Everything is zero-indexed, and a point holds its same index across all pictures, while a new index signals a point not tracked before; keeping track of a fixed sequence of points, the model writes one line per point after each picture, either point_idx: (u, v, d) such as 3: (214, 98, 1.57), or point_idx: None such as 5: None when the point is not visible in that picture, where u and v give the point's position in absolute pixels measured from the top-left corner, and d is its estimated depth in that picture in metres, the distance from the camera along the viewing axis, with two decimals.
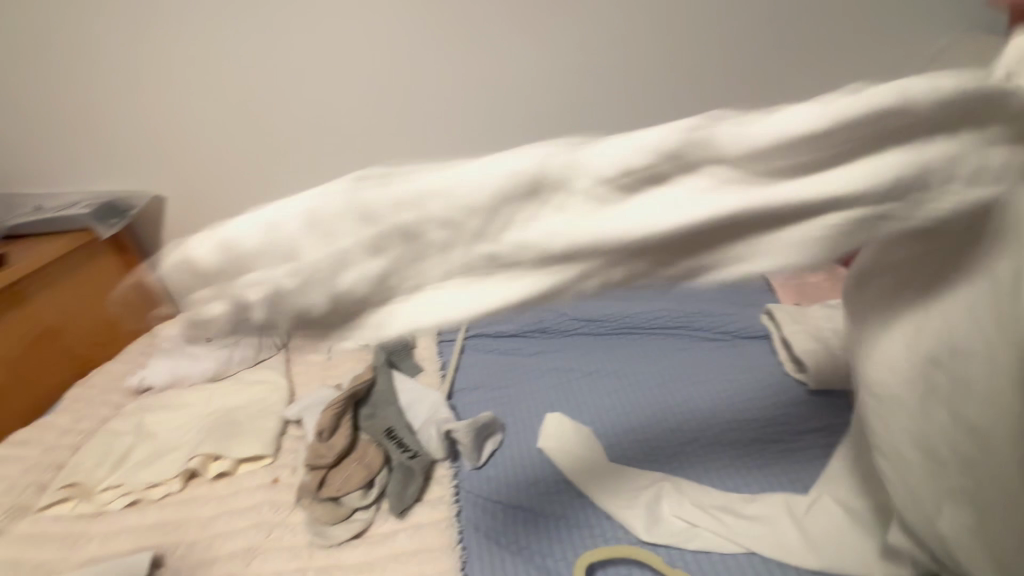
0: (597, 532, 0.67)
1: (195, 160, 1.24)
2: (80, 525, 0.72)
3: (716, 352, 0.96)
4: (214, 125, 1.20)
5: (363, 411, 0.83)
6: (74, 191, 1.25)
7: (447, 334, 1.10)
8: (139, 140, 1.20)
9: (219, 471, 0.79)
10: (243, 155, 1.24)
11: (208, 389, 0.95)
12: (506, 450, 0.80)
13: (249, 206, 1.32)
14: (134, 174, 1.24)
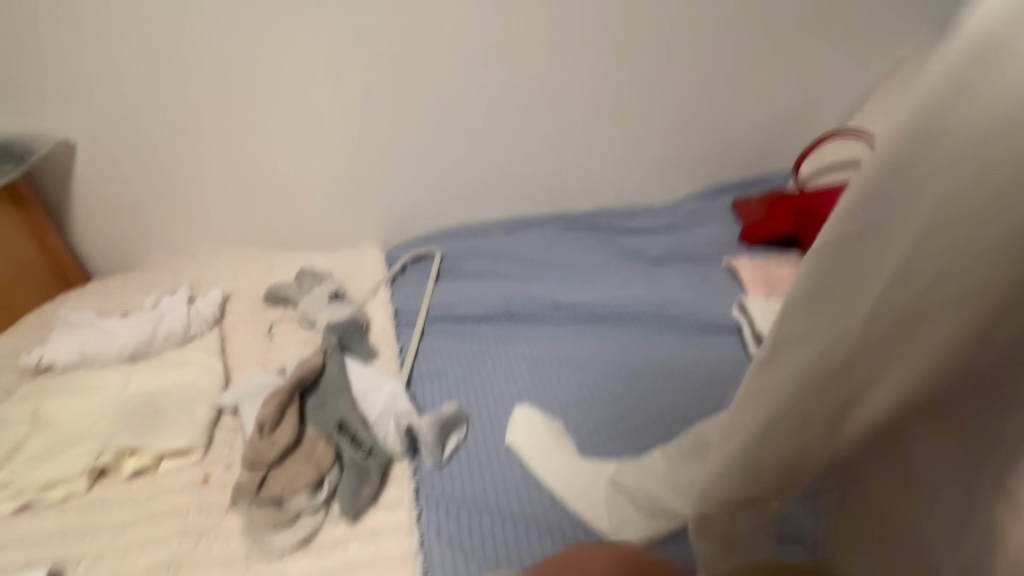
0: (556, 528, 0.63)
1: (121, 105, 1.09)
2: None
3: (688, 342, 0.93)
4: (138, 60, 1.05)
5: (312, 400, 0.74)
6: None
7: (406, 316, 1.02)
8: (51, 77, 1.05)
9: (136, 469, 0.68)
10: (179, 104, 1.11)
11: (124, 370, 0.82)
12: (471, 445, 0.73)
13: (180, 162, 1.17)
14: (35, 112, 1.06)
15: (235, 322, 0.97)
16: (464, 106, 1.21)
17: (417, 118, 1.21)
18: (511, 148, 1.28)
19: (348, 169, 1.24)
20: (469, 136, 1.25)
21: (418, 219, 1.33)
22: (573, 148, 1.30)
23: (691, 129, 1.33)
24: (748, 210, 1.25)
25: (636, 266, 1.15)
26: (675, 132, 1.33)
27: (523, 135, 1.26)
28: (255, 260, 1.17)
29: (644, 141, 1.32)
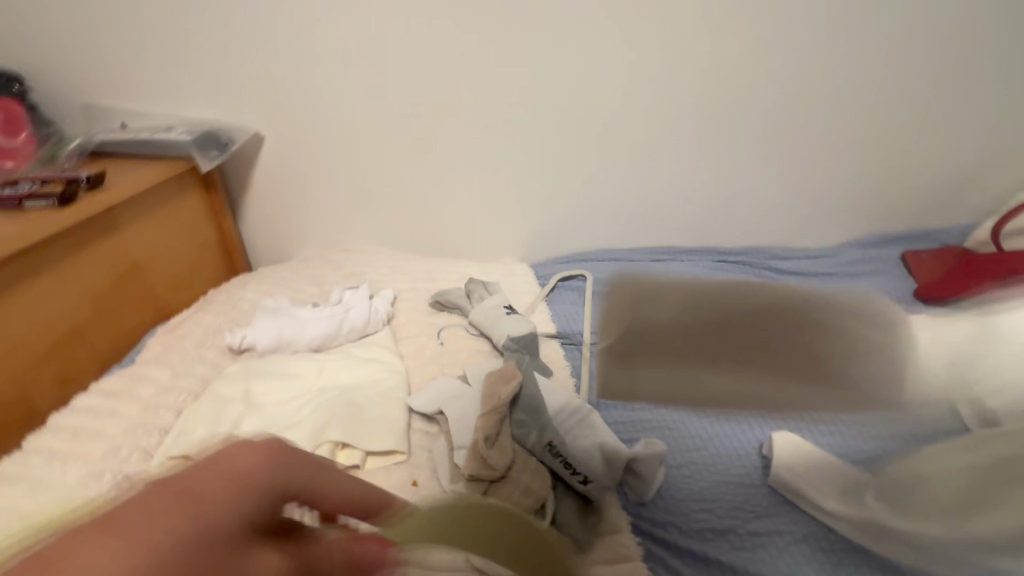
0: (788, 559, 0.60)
1: (309, 104, 1.14)
2: None
3: (886, 401, 0.85)
4: (337, 69, 1.11)
5: (516, 417, 0.71)
6: (170, 115, 1.15)
7: (569, 336, 1.00)
8: (253, 69, 1.10)
9: (348, 464, 0.68)
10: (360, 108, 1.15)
11: (318, 361, 0.84)
12: (679, 487, 0.69)
13: (350, 162, 1.21)
14: (238, 106, 1.13)
15: (406, 323, 0.98)
16: (631, 131, 1.19)
17: (581, 139, 1.20)
18: (667, 177, 1.25)
19: (503, 184, 1.25)
20: (628, 161, 1.23)
21: (561, 238, 1.32)
22: (731, 182, 1.26)
23: (859, 174, 1.26)
24: (920, 266, 1.17)
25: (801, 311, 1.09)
26: (841, 177, 1.26)
27: (683, 165, 1.23)
28: (409, 265, 1.19)
29: (808, 183, 1.26)
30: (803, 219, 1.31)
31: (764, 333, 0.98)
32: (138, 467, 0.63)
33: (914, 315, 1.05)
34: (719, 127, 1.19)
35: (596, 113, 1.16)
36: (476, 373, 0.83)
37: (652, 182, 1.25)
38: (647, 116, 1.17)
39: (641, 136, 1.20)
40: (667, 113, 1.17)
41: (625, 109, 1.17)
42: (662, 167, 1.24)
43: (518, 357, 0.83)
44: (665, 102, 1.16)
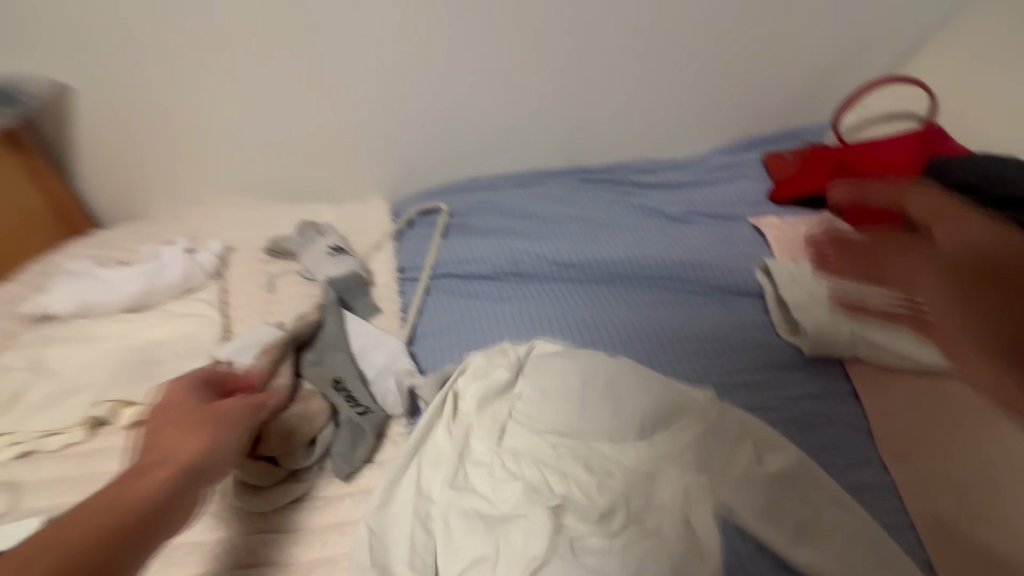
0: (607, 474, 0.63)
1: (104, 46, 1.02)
2: None
3: (704, 308, 0.87)
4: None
5: (308, 356, 0.71)
6: None
7: (410, 272, 0.98)
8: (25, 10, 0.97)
9: (133, 421, 0.67)
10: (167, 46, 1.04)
11: (124, 324, 0.81)
12: None
13: (176, 115, 1.12)
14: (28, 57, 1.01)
15: (235, 275, 0.95)
16: (467, 56, 1.12)
17: (417, 68, 1.13)
18: (520, 99, 1.19)
19: (349, 121, 1.18)
20: (475, 87, 1.17)
21: (425, 170, 1.26)
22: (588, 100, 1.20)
23: (716, 80, 1.22)
24: (778, 167, 1.16)
25: (653, 224, 1.09)
26: (696, 87, 1.22)
27: (540, 76, 1.16)
28: (257, 216, 1.13)
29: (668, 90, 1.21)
30: (672, 126, 1.27)
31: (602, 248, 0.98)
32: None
33: (759, 218, 1.05)
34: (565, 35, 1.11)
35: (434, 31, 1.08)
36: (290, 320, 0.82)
37: (508, 101, 1.19)
38: (477, 41, 1.11)
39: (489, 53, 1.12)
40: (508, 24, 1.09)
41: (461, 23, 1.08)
42: (516, 87, 1.17)
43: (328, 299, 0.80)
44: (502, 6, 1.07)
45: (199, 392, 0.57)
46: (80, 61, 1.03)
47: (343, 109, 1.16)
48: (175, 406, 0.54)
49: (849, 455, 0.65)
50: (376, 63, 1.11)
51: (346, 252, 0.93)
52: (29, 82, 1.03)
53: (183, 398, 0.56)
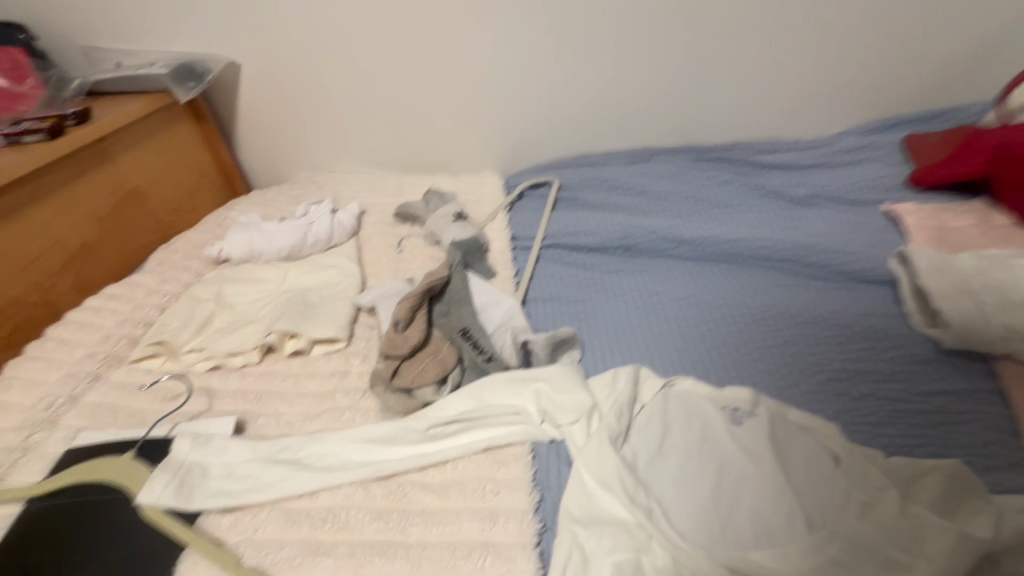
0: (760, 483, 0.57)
1: (235, 43, 1.18)
2: (171, 361, 0.77)
3: (827, 292, 0.84)
4: (268, 44, 1.18)
5: (438, 308, 0.79)
6: (132, 51, 1.19)
7: (522, 242, 1.04)
8: (162, 16, 1.14)
9: (295, 350, 0.79)
10: (297, 79, 1.24)
11: (359, 230, 1.07)
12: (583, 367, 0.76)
13: (355, 83, 1.24)
14: (133, 39, 1.18)
15: (369, 235, 1.07)
16: (765, 22, 1.12)
17: (712, 34, 1.13)
18: (740, 84, 1.20)
19: (626, 95, 1.23)
20: (716, 59, 1.17)
21: (540, 146, 1.32)
22: (790, 88, 1.20)
23: (920, 79, 1.17)
24: (923, 150, 1.06)
25: (893, 243, 0.92)
26: (892, 75, 1.18)
27: (615, 69, 1.19)
28: (409, 158, 1.36)
29: (801, 87, 1.20)
30: (751, 102, 1.23)
31: (891, 258, 0.83)
32: (166, 310, 0.84)
33: (898, 205, 0.99)
34: (674, 54, 1.17)
35: (592, 59, 1.18)
36: (521, 231, 1.06)
37: (641, 73, 1.20)
38: (724, 11, 1.11)
39: (536, 56, 1.18)
40: (661, 40, 1.15)
41: (620, 50, 1.17)
42: (563, 76, 1.21)
43: (471, 239, 0.95)
44: (664, 30, 1.14)
45: (380, 391, 0.70)
46: (316, 44, 1.18)
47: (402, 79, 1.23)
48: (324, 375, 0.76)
49: (1010, 450, 0.60)
50: (636, 28, 1.14)
51: (649, 193, 1.11)
52: (137, 55, 1.18)
53: (337, 358, 0.79)
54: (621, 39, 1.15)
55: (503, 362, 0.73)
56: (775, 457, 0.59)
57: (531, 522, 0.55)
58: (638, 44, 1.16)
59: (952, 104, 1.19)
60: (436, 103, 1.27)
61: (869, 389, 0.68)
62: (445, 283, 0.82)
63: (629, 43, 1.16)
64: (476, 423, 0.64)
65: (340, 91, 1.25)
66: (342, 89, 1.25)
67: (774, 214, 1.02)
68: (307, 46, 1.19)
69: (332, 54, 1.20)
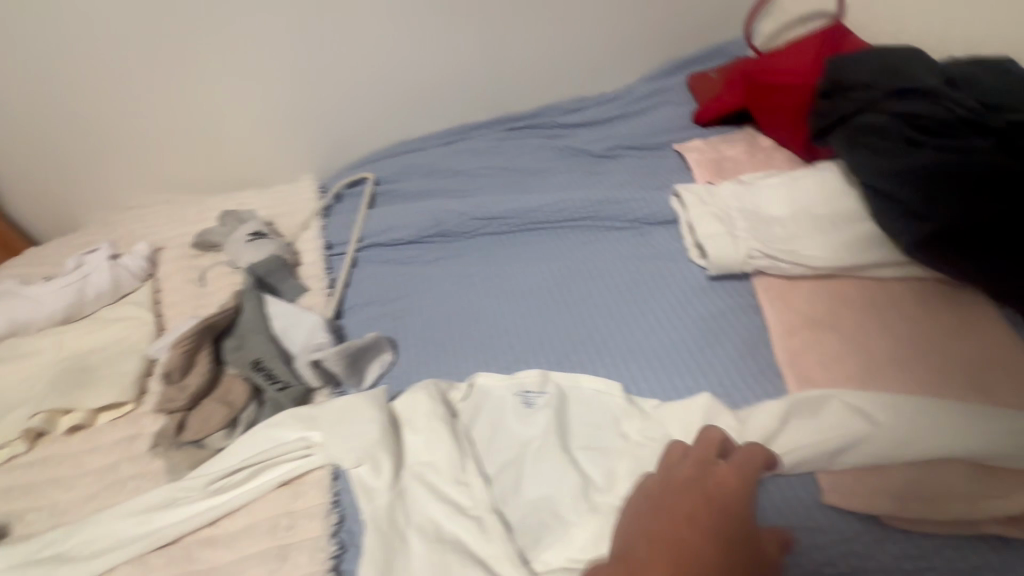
0: (546, 453, 0.58)
1: None
2: None
3: (624, 241, 0.88)
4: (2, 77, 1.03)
5: (228, 343, 0.73)
6: None
7: (338, 247, 0.99)
8: None
9: (72, 425, 0.71)
10: (53, 113, 1.09)
11: (154, 270, 0.97)
12: (393, 373, 0.74)
13: (124, 107, 1.11)
14: None
15: (168, 274, 0.97)
16: None
17: (492, 3, 1.13)
18: (535, 47, 1.21)
19: (427, 73, 1.20)
20: (505, 26, 1.17)
21: (356, 141, 1.26)
22: (584, 44, 1.23)
23: (695, 19, 1.24)
24: (703, 87, 1.13)
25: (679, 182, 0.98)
26: (671, 18, 1.24)
27: (408, 49, 1.16)
28: (217, 178, 1.25)
29: (593, 41, 1.23)
30: (552, 63, 1.24)
31: (671, 198, 0.89)
32: None
33: (685, 144, 1.05)
34: (462, 26, 1.15)
35: (381, 44, 1.14)
36: (336, 236, 1.01)
37: (435, 49, 1.17)
38: None
39: (320, 49, 1.12)
40: (445, 14, 1.12)
41: (407, 29, 1.13)
42: (357, 66, 1.16)
43: (271, 258, 0.89)
44: (444, 4, 1.11)
45: (166, 451, 0.65)
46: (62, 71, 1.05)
47: (179, 96, 1.12)
48: (107, 447, 0.68)
49: (765, 356, 0.66)
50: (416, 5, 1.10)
51: (464, 173, 1.10)
52: None
53: (124, 423, 0.71)
54: (403, 19, 1.12)
55: (304, 386, 0.70)
56: (563, 426, 0.61)
57: (325, 549, 0.54)
58: (423, 21, 1.13)
59: (728, 39, 1.28)
60: (226, 115, 1.16)
61: (654, 330, 0.73)
62: (233, 316, 0.76)
63: (414, 21, 1.12)
64: (266, 467, 0.60)
65: (110, 119, 1.12)
66: (112, 116, 1.12)
67: (580, 173, 1.04)
68: (52, 74, 1.05)
69: (85, 78, 1.06)
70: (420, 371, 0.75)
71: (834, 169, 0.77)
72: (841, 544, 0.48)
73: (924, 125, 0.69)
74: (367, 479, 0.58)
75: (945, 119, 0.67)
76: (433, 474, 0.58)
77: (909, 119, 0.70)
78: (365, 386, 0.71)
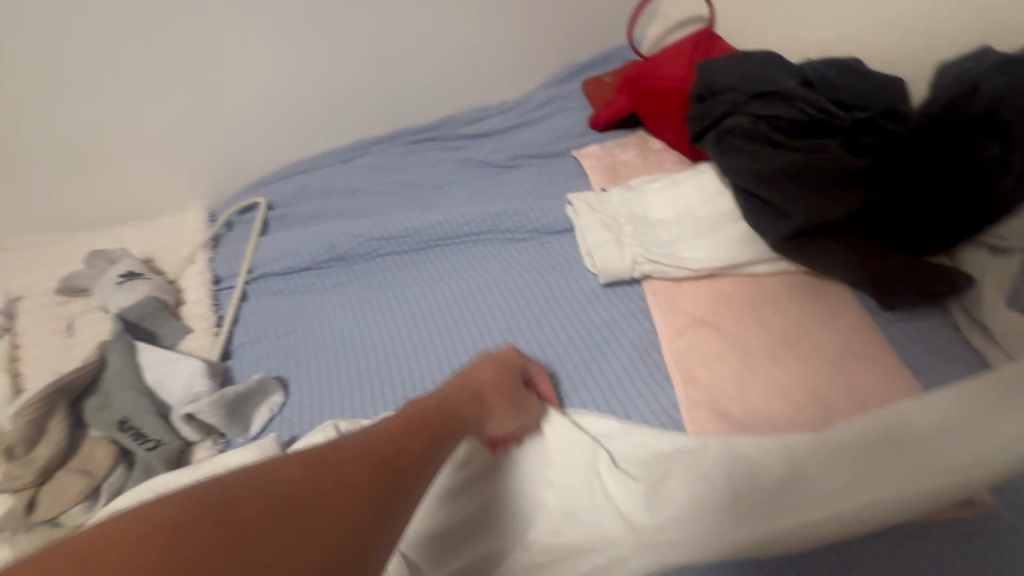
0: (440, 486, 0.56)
1: None
2: None
3: (523, 253, 0.88)
4: None
5: (90, 402, 0.66)
6: None
7: (227, 281, 0.93)
8: None
9: None
10: None
11: (11, 323, 0.87)
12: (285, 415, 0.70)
13: None
14: None
15: (28, 326, 0.87)
16: None
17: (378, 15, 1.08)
18: (429, 58, 1.18)
19: (317, 90, 1.14)
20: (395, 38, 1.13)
21: (248, 163, 1.19)
22: (480, 53, 1.22)
23: (588, 24, 1.26)
24: (598, 92, 1.16)
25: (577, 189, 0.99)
26: (564, 24, 1.24)
27: (293, 66, 1.09)
28: (90, 214, 1.14)
29: (489, 50, 1.22)
30: (450, 74, 1.22)
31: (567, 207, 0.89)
32: None
33: (582, 150, 1.06)
34: (349, 40, 1.10)
35: (262, 62, 1.07)
36: (225, 268, 0.95)
37: (323, 65, 1.11)
38: None
39: (192, 71, 1.03)
40: (329, 28, 1.07)
41: (289, 46, 1.07)
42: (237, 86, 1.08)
43: (145, 300, 0.81)
44: (326, 19, 1.06)
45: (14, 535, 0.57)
46: None
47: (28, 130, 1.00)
48: None
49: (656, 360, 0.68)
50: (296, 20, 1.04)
51: (362, 191, 1.06)
52: None
53: None
54: (284, 36, 1.05)
55: (179, 441, 0.64)
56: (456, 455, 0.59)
57: None
58: (306, 37, 1.07)
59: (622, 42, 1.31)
60: (90, 146, 1.06)
61: (550, 342, 0.72)
62: (96, 371, 0.69)
63: (295, 37, 1.06)
64: None
65: None
66: None
67: (481, 185, 1.03)
68: None
69: None
70: (313, 410, 0.71)
71: (710, 171, 0.80)
72: None
73: (783, 127, 0.73)
74: None
75: (800, 120, 0.71)
76: None
77: (771, 121, 0.74)
78: (251, 433, 0.67)
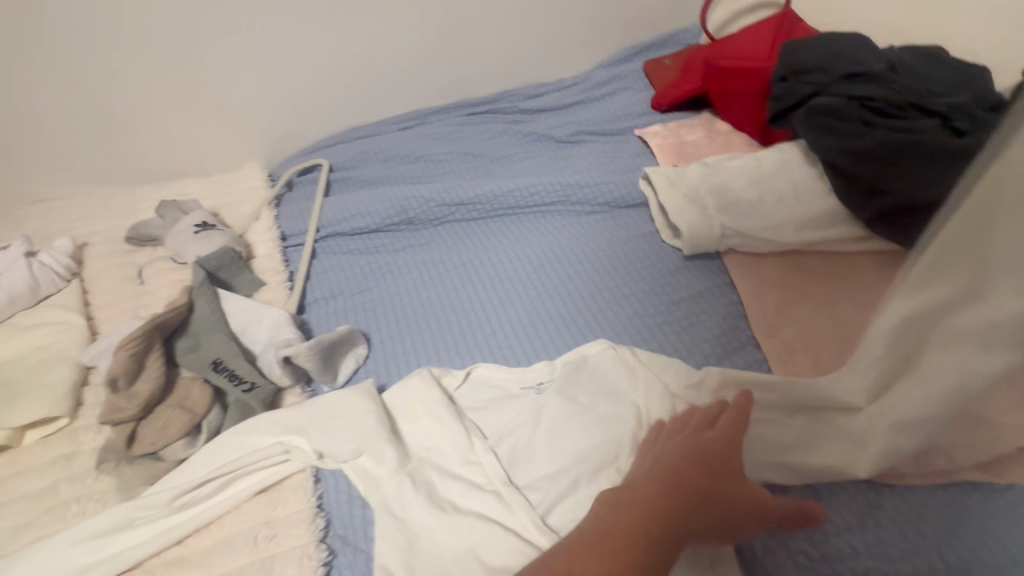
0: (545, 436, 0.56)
1: None
2: None
3: (595, 225, 0.88)
4: None
5: (181, 343, 0.66)
6: None
7: (294, 238, 0.92)
8: None
9: None
10: None
11: (80, 269, 0.86)
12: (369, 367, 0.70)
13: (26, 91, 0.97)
14: None
15: (96, 272, 0.87)
16: None
17: None
18: (492, 31, 1.18)
19: (381, 55, 1.14)
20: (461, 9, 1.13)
21: (305, 127, 1.18)
22: (542, 29, 1.22)
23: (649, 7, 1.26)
24: (660, 74, 1.16)
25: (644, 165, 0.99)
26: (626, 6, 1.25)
27: (360, 30, 1.09)
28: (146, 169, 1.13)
29: (551, 27, 1.22)
30: (510, 48, 1.22)
31: (640, 181, 0.90)
32: None
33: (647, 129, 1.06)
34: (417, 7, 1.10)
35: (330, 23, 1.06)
36: (292, 226, 0.94)
37: (389, 31, 1.11)
38: None
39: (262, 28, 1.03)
40: None
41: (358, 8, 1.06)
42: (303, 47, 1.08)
43: (222, 251, 0.81)
44: None
45: (116, 467, 0.58)
46: None
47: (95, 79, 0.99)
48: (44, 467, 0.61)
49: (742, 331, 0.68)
50: None
51: (425, 158, 1.06)
52: None
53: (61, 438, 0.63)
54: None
55: (273, 385, 0.64)
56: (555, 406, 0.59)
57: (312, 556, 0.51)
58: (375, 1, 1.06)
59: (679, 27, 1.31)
60: (153, 100, 1.05)
61: (633, 310, 0.73)
62: (186, 314, 0.69)
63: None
64: (236, 476, 0.55)
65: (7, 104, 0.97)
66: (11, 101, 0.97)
67: (545, 158, 1.04)
68: None
69: None
70: (397, 363, 0.71)
71: (792, 150, 0.80)
72: (834, 503, 0.50)
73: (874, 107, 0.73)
74: (361, 477, 0.54)
75: (893, 101, 0.72)
76: (432, 463, 0.56)
77: (863, 101, 0.74)
78: (337, 382, 0.68)
